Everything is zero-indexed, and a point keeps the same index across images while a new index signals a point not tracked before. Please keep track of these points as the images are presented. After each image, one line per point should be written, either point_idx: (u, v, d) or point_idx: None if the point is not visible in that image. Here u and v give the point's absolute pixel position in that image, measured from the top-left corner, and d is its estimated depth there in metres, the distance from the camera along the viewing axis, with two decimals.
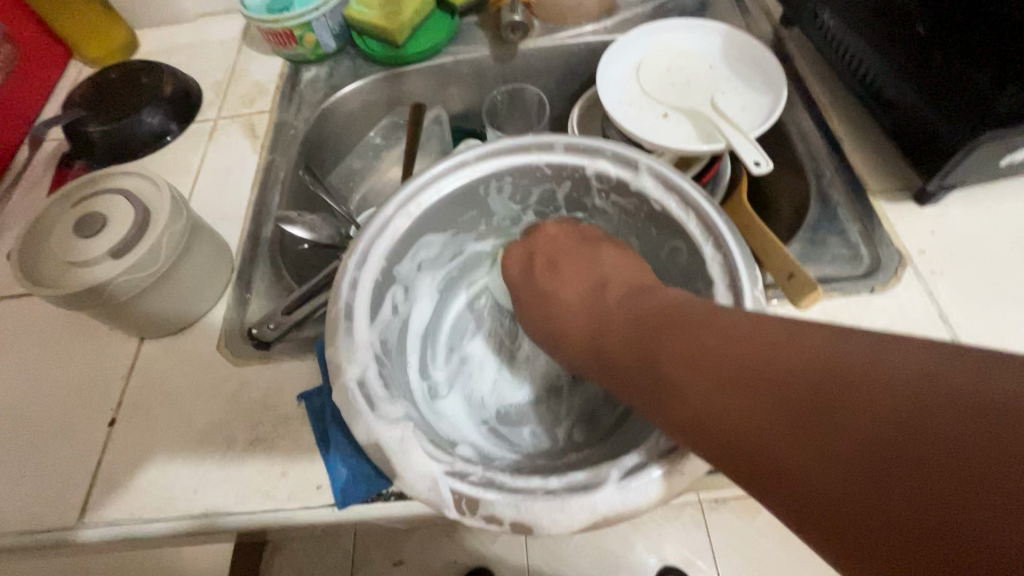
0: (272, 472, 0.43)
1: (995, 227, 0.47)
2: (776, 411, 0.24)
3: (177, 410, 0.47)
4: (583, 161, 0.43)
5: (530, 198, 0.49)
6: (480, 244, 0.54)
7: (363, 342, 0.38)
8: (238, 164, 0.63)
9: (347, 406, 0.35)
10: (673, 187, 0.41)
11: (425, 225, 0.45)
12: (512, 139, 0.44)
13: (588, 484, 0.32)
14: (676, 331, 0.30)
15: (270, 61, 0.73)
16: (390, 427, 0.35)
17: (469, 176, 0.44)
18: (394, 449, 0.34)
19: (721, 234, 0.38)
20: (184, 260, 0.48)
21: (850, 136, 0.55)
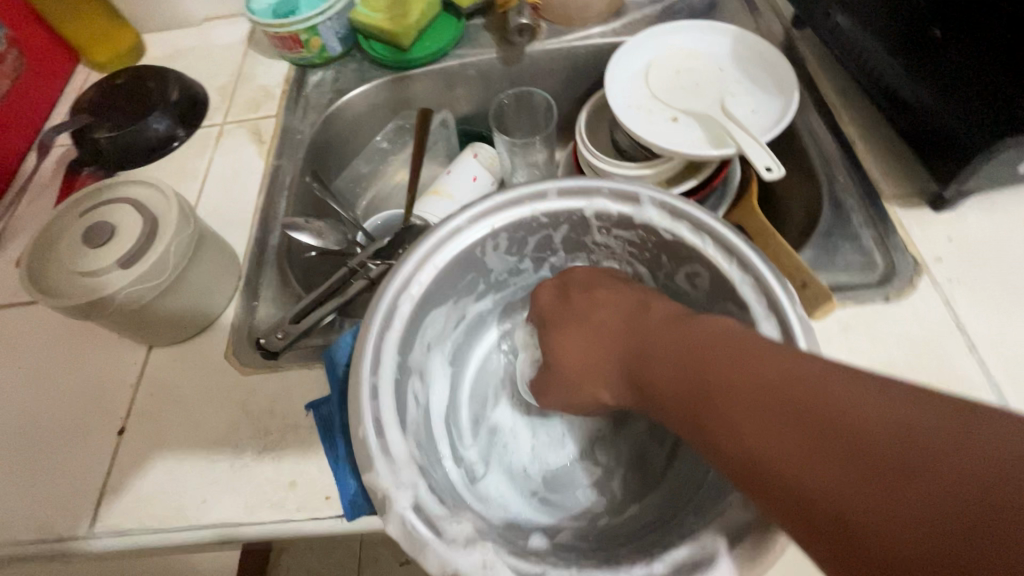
0: (280, 482, 0.43)
1: (1014, 233, 0.46)
2: (843, 460, 0.23)
3: (186, 419, 0.47)
4: (580, 203, 0.42)
5: (529, 246, 0.46)
6: (480, 302, 0.50)
7: (402, 459, 0.34)
8: (245, 170, 0.63)
9: (408, 539, 0.32)
10: (680, 213, 0.39)
11: (429, 301, 0.42)
12: (501, 195, 0.42)
13: (695, 565, 0.31)
14: (735, 383, 0.29)
15: (276, 65, 0.72)
16: (463, 551, 0.31)
17: (464, 237, 0.42)
18: (475, 575, 0.30)
19: (745, 254, 0.37)
20: (192, 269, 0.48)
21: (863, 140, 0.54)
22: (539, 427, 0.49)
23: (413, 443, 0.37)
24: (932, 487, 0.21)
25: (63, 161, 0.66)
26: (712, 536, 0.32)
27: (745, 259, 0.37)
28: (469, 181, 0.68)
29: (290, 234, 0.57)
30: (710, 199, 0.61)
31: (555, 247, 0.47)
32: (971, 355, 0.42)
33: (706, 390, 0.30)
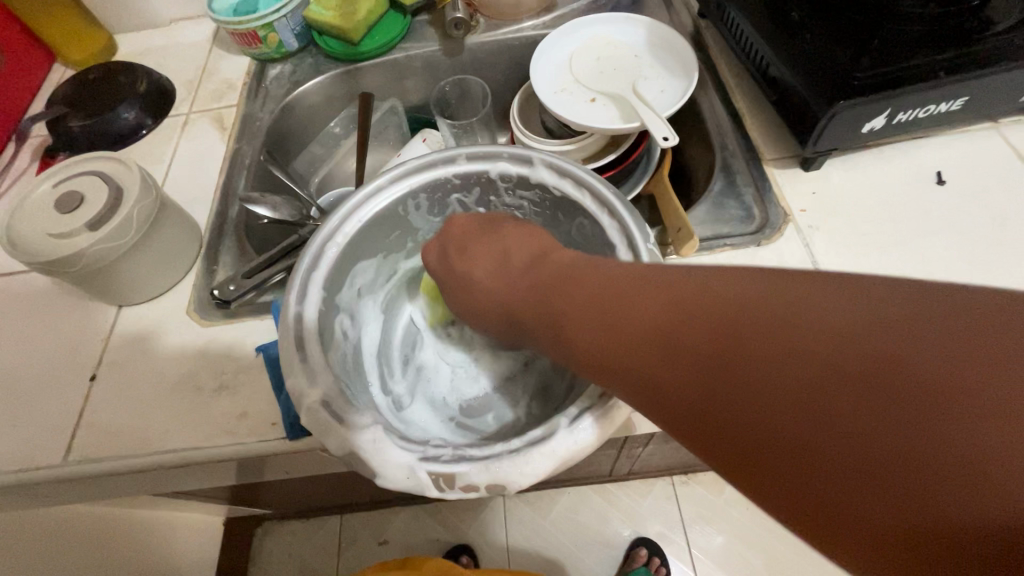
0: (233, 412, 0.50)
1: (867, 187, 0.54)
2: (771, 409, 0.24)
3: (152, 365, 0.53)
4: (485, 166, 0.46)
5: (448, 209, 0.51)
6: (412, 259, 0.55)
7: (319, 365, 0.38)
8: (207, 153, 0.69)
9: (315, 425, 0.36)
10: (565, 172, 0.44)
11: (354, 252, 0.46)
12: (419, 158, 0.46)
13: (544, 435, 0.34)
14: (672, 350, 0.28)
15: (239, 60, 0.79)
16: (364, 434, 0.35)
17: (386, 198, 0.46)
18: (369, 451, 0.35)
19: (613, 204, 0.41)
20: (154, 235, 0.54)
21: (750, 112, 0.62)
22: (459, 368, 0.53)
23: (334, 362, 0.41)
24: (911, 475, 0.21)
25: (40, 149, 0.72)
26: (557, 415, 0.35)
27: (613, 208, 0.41)
28: None
29: (247, 207, 0.64)
30: (631, 172, 0.68)
31: (472, 210, 0.52)
32: None
33: (635, 344, 0.30)
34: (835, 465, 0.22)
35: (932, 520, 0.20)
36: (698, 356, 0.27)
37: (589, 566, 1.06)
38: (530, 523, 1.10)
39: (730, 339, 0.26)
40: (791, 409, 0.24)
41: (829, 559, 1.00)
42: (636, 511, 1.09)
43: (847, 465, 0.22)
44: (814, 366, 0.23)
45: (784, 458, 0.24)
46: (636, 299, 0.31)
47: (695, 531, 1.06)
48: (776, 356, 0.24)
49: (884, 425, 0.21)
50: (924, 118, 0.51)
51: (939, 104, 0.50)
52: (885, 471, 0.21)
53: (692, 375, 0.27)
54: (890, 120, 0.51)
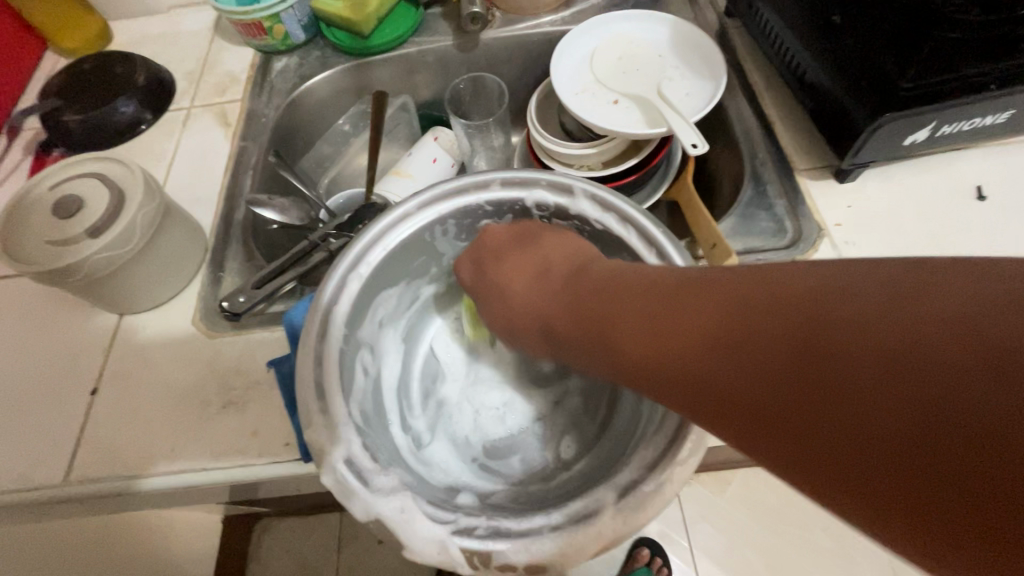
0: (244, 431, 0.47)
1: (905, 201, 0.52)
2: (766, 360, 0.24)
3: (156, 378, 0.51)
4: (520, 194, 0.44)
5: (476, 235, 0.48)
6: (435, 286, 0.52)
7: (343, 420, 0.36)
8: (211, 151, 0.66)
9: (339, 489, 0.34)
10: (607, 206, 0.42)
11: (378, 282, 0.43)
12: (451, 183, 0.43)
13: (587, 512, 0.33)
14: (674, 316, 0.29)
15: (242, 52, 0.75)
16: (389, 508, 0.33)
17: (412, 225, 0.43)
18: (395, 520, 0.33)
19: (662, 243, 0.39)
20: (158, 242, 0.51)
21: (781, 119, 0.59)
22: (484, 406, 0.51)
23: (357, 412, 0.38)
24: (915, 405, 0.19)
25: (33, 143, 0.68)
26: (601, 490, 0.33)
27: (662, 249, 0.39)
28: (429, 162, 0.71)
29: (254, 210, 0.61)
30: (652, 177, 0.65)
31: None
32: None
33: (640, 316, 0.31)
34: (835, 409, 0.21)
35: (955, 465, 0.18)
36: (696, 319, 0.27)
37: (592, 565, 1.06)
38: None
39: (740, 315, 0.26)
40: (799, 368, 0.23)
41: (832, 563, 1.00)
42: None
43: (846, 407, 0.21)
44: (806, 315, 0.23)
45: (805, 436, 0.22)
46: (655, 292, 0.31)
47: (699, 534, 1.05)
48: (769, 308, 0.25)
49: (873, 354, 0.20)
50: (966, 131, 0.49)
51: (985, 117, 0.48)
52: (888, 405, 0.20)
53: (705, 354, 0.26)
54: (933, 133, 0.49)
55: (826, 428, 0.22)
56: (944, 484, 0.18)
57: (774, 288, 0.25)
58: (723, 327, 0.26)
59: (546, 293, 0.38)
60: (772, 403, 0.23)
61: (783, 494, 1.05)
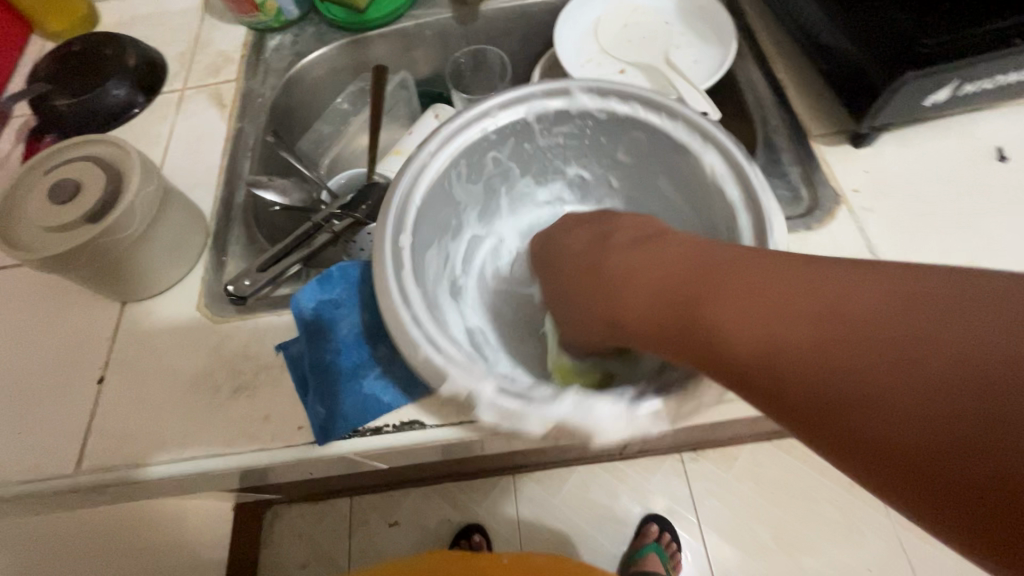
0: (255, 416, 0.47)
1: (924, 164, 0.51)
2: (807, 334, 0.25)
3: (163, 365, 0.50)
4: (521, 108, 0.43)
5: (484, 171, 0.47)
6: (457, 240, 0.50)
7: (449, 359, 0.34)
8: (207, 132, 0.64)
9: (521, 417, 0.33)
10: (610, 92, 0.42)
11: (420, 233, 0.41)
12: (451, 123, 0.41)
13: (668, 385, 0.33)
14: (717, 283, 0.30)
15: (234, 30, 0.73)
16: (480, 380, 0.33)
17: (432, 172, 0.40)
18: (538, 414, 0.33)
19: (685, 114, 0.40)
20: (159, 225, 0.50)
21: (794, 83, 0.58)
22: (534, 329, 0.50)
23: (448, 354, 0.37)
24: (945, 401, 0.20)
25: (24, 129, 0.66)
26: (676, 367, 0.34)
27: (687, 118, 0.40)
28: None
29: (254, 192, 0.59)
30: None
31: (505, 167, 0.48)
32: None
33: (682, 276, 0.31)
34: (859, 384, 0.23)
35: (958, 467, 0.20)
36: (744, 288, 0.28)
37: (600, 541, 1.07)
38: (541, 505, 1.09)
39: (772, 291, 0.27)
40: (841, 343, 0.24)
41: (838, 532, 1.00)
42: (648, 489, 1.08)
43: (878, 385, 0.22)
44: (861, 310, 0.24)
45: (825, 396, 0.24)
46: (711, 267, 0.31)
47: (707, 508, 1.05)
48: (827, 295, 0.25)
49: (931, 354, 0.21)
50: (988, 90, 0.48)
51: (1008, 75, 0.46)
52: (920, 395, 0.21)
53: (746, 314, 0.27)
54: (955, 92, 0.47)
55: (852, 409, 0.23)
56: (932, 474, 0.20)
57: (828, 288, 0.26)
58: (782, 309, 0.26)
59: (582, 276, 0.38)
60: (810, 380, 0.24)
61: (789, 466, 1.06)
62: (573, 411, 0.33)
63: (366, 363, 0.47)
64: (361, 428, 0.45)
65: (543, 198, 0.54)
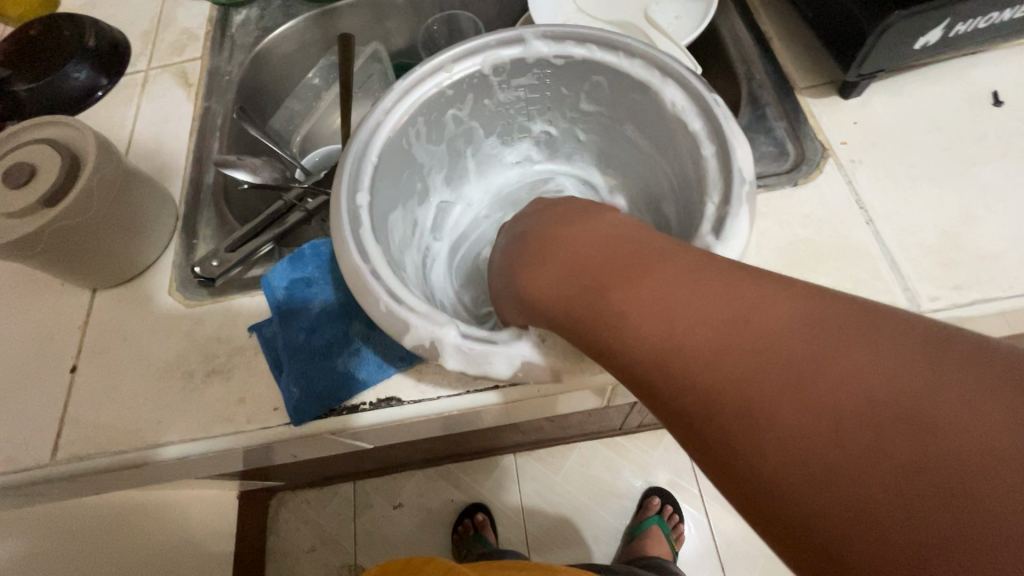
0: (230, 399, 0.46)
1: (915, 112, 0.49)
2: (747, 385, 0.21)
3: (136, 351, 0.49)
4: (475, 61, 0.41)
5: (445, 132, 0.45)
6: (425, 207, 0.48)
7: (417, 310, 0.33)
8: (173, 113, 0.62)
9: (477, 358, 0.32)
10: (565, 37, 0.40)
11: (381, 197, 0.39)
12: (402, 79, 0.39)
13: None
14: (650, 304, 0.25)
15: (198, 6, 0.70)
16: (445, 325, 0.32)
17: (388, 130, 0.39)
18: (487, 353, 0.32)
19: (645, 52, 0.38)
20: (121, 209, 0.48)
21: (778, 35, 0.55)
22: None
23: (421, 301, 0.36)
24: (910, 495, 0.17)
25: None
26: None
27: (645, 56, 0.38)
28: None
29: (224, 172, 0.57)
30: None
31: (466, 126, 0.46)
32: (867, 229, 0.45)
33: (613, 288, 0.27)
34: (805, 454, 0.19)
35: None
36: (683, 315, 0.24)
37: (603, 516, 1.07)
38: (542, 481, 1.09)
39: (716, 322, 0.23)
40: (787, 400, 0.20)
41: None
42: (649, 462, 1.08)
43: (838, 464, 0.18)
44: (803, 362, 0.20)
45: (763, 465, 0.20)
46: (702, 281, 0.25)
47: (708, 479, 1.05)
48: (774, 335, 0.21)
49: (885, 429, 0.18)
50: (982, 30, 0.45)
51: (1002, 12, 0.44)
52: (886, 486, 0.17)
53: (684, 344, 0.23)
54: (946, 33, 0.45)
55: (785, 476, 0.19)
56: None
57: (777, 329, 0.22)
58: (719, 335, 0.23)
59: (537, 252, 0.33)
60: (765, 434, 0.20)
61: None
62: (534, 352, 0.32)
63: (340, 340, 0.46)
64: (337, 407, 0.44)
65: (511, 160, 0.52)
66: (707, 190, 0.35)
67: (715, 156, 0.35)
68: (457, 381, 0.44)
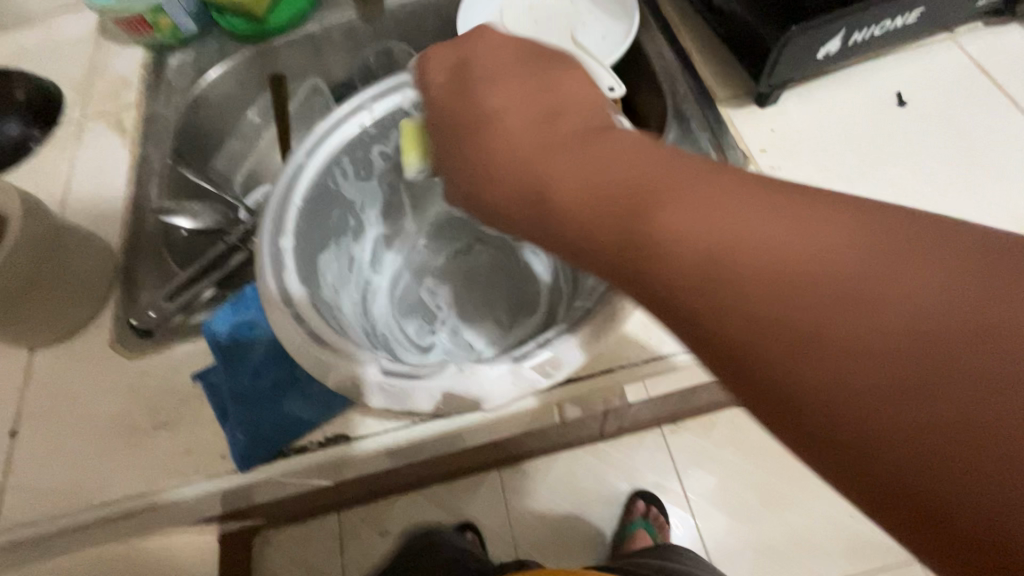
0: (177, 451, 0.45)
1: (828, 117, 0.51)
2: (770, 301, 0.20)
3: (79, 410, 0.48)
4: (396, 99, 0.42)
5: (375, 169, 0.45)
6: (362, 244, 0.48)
7: (339, 343, 0.33)
8: (109, 162, 0.61)
9: (397, 397, 0.31)
10: None
11: (309, 238, 0.39)
12: (323, 122, 0.40)
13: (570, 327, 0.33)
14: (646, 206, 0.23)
15: (133, 52, 0.70)
16: (366, 361, 0.32)
17: (311, 173, 0.39)
18: (405, 386, 0.31)
19: None
20: (52, 267, 0.48)
21: (699, 50, 0.57)
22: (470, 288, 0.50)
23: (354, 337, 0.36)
24: (940, 406, 0.18)
25: None
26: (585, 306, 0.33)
27: None
28: None
29: (163, 220, 0.57)
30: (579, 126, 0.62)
31: (396, 161, 0.47)
32: None
33: (603, 198, 0.25)
34: (840, 374, 0.19)
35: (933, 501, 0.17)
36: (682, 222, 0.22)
37: (589, 523, 1.07)
38: (526, 494, 1.08)
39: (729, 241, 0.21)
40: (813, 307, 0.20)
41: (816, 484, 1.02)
42: (631, 464, 1.07)
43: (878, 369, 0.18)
44: (839, 260, 0.20)
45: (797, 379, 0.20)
46: (708, 177, 0.23)
47: (691, 476, 1.05)
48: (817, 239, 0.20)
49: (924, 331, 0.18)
50: (880, 36, 0.48)
51: (894, 19, 0.47)
52: (926, 393, 0.18)
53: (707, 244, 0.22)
54: (846, 41, 0.47)
55: (793, 358, 0.20)
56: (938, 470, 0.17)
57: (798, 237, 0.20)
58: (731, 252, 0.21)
59: (536, 149, 0.27)
60: (785, 306, 0.20)
61: None
62: (455, 383, 0.31)
63: (285, 381, 0.46)
64: (286, 449, 0.44)
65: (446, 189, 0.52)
66: None
67: None
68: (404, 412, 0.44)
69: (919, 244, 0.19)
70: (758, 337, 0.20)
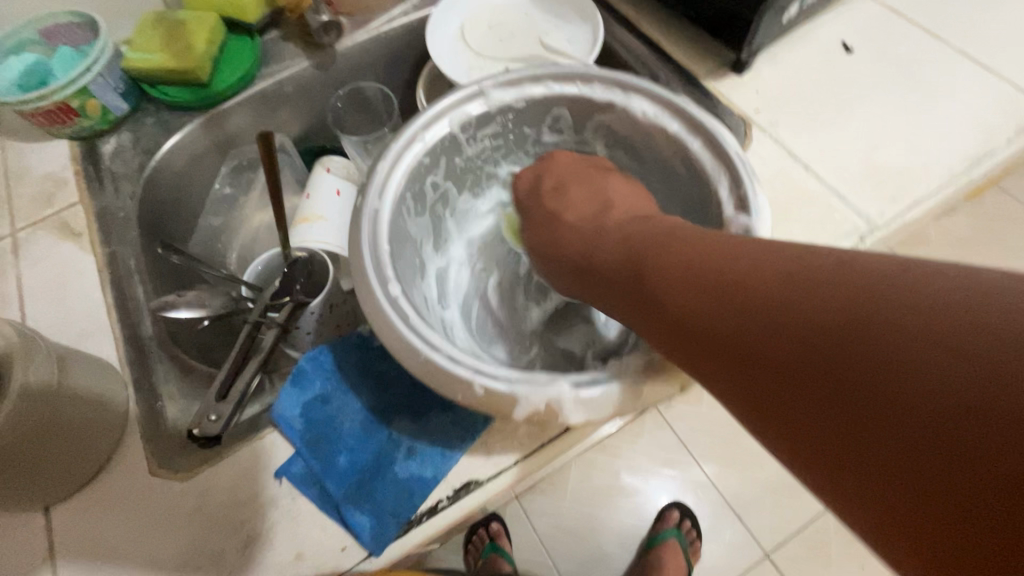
0: (285, 562, 0.39)
1: (797, 72, 0.57)
2: (755, 387, 0.25)
3: (137, 558, 0.40)
4: (443, 125, 0.40)
5: (426, 201, 0.44)
6: (430, 282, 0.46)
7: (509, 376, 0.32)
8: (70, 272, 0.52)
9: (597, 403, 0.31)
10: (517, 80, 0.41)
11: (404, 282, 0.37)
12: (382, 161, 0.38)
13: None
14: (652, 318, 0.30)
15: (53, 146, 0.61)
16: (556, 384, 0.31)
17: (388, 216, 0.37)
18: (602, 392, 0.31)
19: (600, 75, 0.41)
20: (67, 403, 0.39)
21: (665, 37, 0.62)
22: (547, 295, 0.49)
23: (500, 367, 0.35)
24: (918, 447, 0.19)
25: None
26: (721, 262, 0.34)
27: (600, 78, 0.41)
28: (334, 196, 0.62)
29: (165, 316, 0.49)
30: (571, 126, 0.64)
31: (442, 191, 0.45)
32: (808, 173, 0.51)
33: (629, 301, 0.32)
34: (833, 431, 0.22)
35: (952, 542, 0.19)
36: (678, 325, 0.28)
37: (621, 520, 1.05)
38: (555, 511, 1.05)
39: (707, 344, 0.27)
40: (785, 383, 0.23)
41: None
42: (633, 456, 1.09)
43: (852, 422, 0.21)
44: (787, 332, 0.24)
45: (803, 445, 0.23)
46: (674, 287, 0.29)
47: (698, 445, 1.08)
48: (759, 326, 0.25)
49: (883, 382, 0.20)
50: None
51: None
52: (903, 431, 0.20)
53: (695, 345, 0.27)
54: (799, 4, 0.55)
55: (794, 431, 0.23)
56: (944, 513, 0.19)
57: (751, 323, 0.25)
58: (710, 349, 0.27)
59: (589, 249, 0.37)
60: (765, 387, 0.24)
61: None
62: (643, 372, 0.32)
63: (388, 446, 0.42)
64: (414, 516, 0.40)
65: (484, 209, 0.51)
66: (710, 176, 0.38)
67: (701, 145, 0.38)
68: (527, 438, 0.42)
69: (859, 297, 0.22)
70: (765, 417, 0.24)
